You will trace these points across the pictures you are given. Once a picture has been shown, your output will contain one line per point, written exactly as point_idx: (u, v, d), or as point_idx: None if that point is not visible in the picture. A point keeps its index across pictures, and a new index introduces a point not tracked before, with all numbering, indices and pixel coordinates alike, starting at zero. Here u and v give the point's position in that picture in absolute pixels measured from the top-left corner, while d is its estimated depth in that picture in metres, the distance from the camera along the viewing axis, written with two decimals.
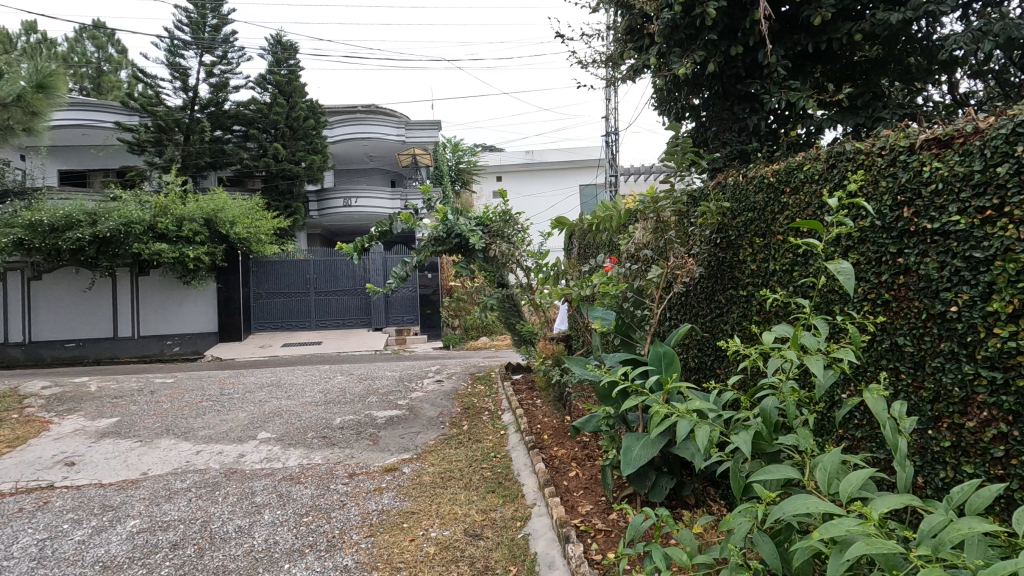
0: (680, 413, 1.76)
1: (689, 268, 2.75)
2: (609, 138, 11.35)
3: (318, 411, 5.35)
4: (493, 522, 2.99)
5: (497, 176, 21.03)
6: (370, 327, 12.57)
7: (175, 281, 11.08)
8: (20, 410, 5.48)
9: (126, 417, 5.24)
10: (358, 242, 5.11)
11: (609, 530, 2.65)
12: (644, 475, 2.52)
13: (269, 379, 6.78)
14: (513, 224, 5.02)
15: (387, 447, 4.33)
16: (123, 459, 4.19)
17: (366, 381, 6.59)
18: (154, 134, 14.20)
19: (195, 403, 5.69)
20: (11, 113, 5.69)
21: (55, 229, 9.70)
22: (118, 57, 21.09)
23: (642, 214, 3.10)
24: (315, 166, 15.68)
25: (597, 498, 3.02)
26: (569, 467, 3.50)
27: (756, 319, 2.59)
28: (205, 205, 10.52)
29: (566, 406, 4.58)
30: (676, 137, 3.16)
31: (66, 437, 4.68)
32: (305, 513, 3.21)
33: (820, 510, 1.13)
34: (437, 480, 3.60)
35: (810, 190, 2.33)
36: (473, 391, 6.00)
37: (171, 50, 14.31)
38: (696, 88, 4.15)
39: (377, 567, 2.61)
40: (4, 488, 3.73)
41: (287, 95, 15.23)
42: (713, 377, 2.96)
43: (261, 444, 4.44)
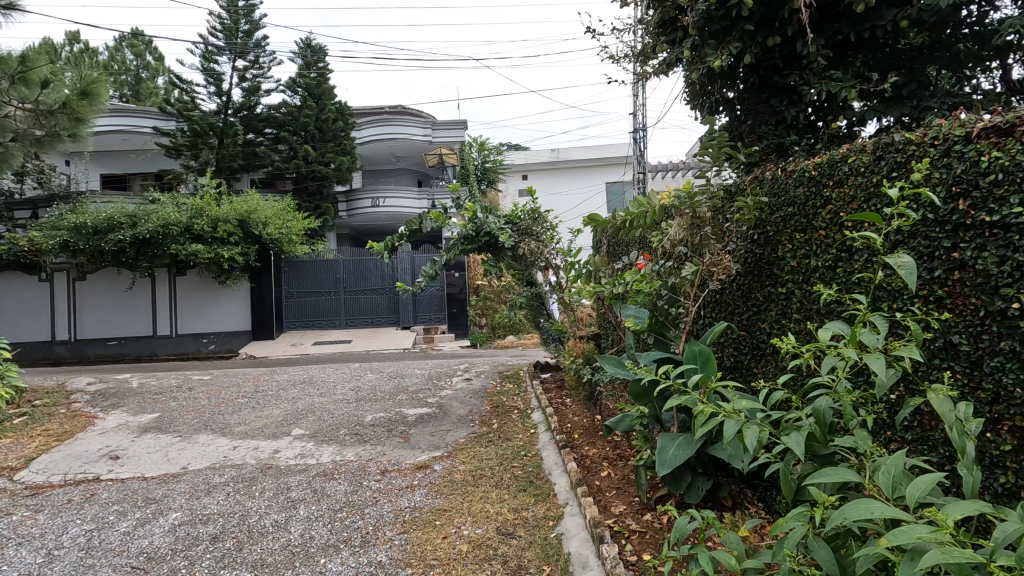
0: (726, 413, 1.71)
1: (726, 265, 2.68)
2: (637, 135, 11.22)
3: (350, 408, 5.43)
4: (525, 522, 2.97)
5: (522, 175, 21.04)
6: (399, 325, 12.71)
7: (210, 282, 11.38)
8: (67, 404, 5.71)
9: (167, 412, 5.40)
10: (389, 240, 5.11)
11: (644, 531, 2.61)
12: (679, 476, 2.48)
13: (302, 377, 6.90)
14: (542, 222, 5.01)
15: (418, 445, 4.36)
16: (164, 454, 4.31)
17: (396, 379, 6.65)
18: (190, 138, 14.61)
19: (231, 400, 5.83)
20: (58, 121, 5.92)
21: (98, 230, 10.09)
22: (156, 64, 21.85)
23: (677, 209, 3.03)
24: (344, 167, 15.94)
25: (630, 498, 2.98)
26: (601, 466, 3.47)
27: (796, 317, 2.52)
28: (239, 206, 10.77)
29: (596, 405, 4.53)
30: (711, 131, 3.08)
31: (111, 431, 4.84)
32: (339, 508, 3.25)
33: (886, 515, 1.08)
34: (468, 478, 3.61)
35: (854, 183, 2.25)
36: (501, 390, 5.99)
37: (206, 56, 14.73)
38: (730, 80, 4.06)
39: (411, 563, 2.62)
40: (54, 480, 3.88)
41: (317, 98, 15.50)
42: (750, 377, 2.90)
43: (295, 441, 4.52)
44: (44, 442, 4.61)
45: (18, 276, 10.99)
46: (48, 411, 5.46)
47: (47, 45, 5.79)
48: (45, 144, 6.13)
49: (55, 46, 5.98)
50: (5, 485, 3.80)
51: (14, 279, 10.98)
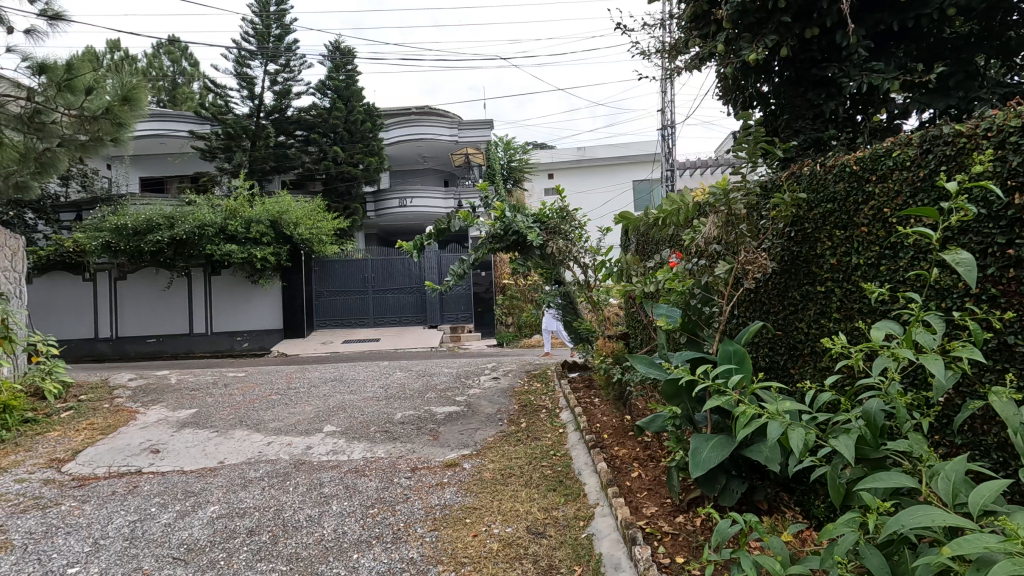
0: (771, 415, 1.68)
1: (762, 264, 2.62)
2: (665, 132, 11.07)
3: (380, 405, 5.50)
4: (556, 521, 2.96)
5: (549, 174, 21.02)
6: (426, 324, 12.81)
7: (244, 281, 11.68)
8: (110, 399, 5.91)
9: (204, 408, 5.55)
10: (417, 239, 5.12)
11: (677, 533, 2.57)
12: (713, 478, 2.43)
13: (333, 374, 7.02)
14: (571, 221, 5.00)
15: (447, 443, 4.38)
16: (202, 449, 4.43)
17: (425, 377, 6.71)
18: (224, 141, 15.00)
19: (264, 396, 5.96)
20: (102, 127, 6.12)
21: (137, 232, 10.44)
22: (191, 70, 22.49)
23: (712, 206, 2.95)
24: (372, 167, 16.16)
25: (662, 500, 2.94)
26: (631, 467, 3.44)
27: (836, 317, 2.46)
28: (271, 208, 11.02)
29: (626, 406, 4.49)
30: (748, 126, 2.98)
31: (151, 426, 4.99)
32: (371, 505, 3.28)
33: (949, 524, 1.04)
34: (498, 477, 3.62)
35: (899, 178, 2.18)
36: (530, 389, 5.97)
37: (239, 61, 15.09)
38: (765, 73, 3.96)
39: (442, 561, 2.63)
40: (99, 472, 4.02)
41: (345, 100, 15.77)
42: (786, 378, 2.82)
43: (327, 437, 4.60)
44: (89, 435, 4.79)
45: (64, 276, 11.43)
46: (93, 406, 5.68)
47: (90, 53, 6.00)
48: (89, 149, 6.36)
49: (98, 53, 6.19)
50: (54, 476, 3.96)
51: (60, 279, 11.42)
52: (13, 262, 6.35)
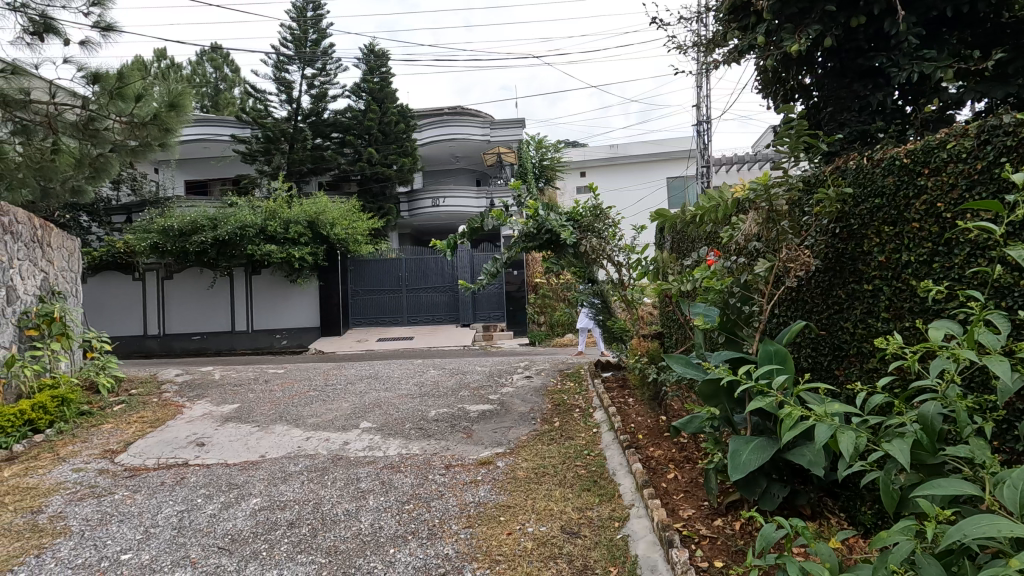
0: (818, 417, 1.64)
1: (805, 261, 2.53)
2: (701, 128, 10.85)
3: (414, 403, 5.57)
4: (590, 521, 2.94)
5: (581, 172, 20.89)
6: (459, 323, 12.88)
7: (283, 280, 12.01)
8: (159, 393, 6.17)
9: (246, 403, 5.73)
10: (451, 238, 5.13)
11: (715, 537, 2.52)
12: (753, 482, 2.37)
13: (368, 371, 7.15)
14: (604, 219, 4.95)
15: (481, 441, 4.39)
16: (245, 442, 4.57)
17: (459, 375, 6.76)
18: (263, 145, 15.47)
19: (303, 392, 6.11)
20: (150, 132, 6.39)
21: (183, 233, 10.84)
22: (233, 76, 23.25)
23: (752, 202, 2.85)
24: (405, 168, 16.37)
25: (699, 502, 2.89)
26: (667, 468, 3.38)
27: (884, 316, 2.36)
28: (308, 208, 11.29)
29: (661, 406, 4.43)
30: (790, 118, 2.87)
31: (197, 420, 5.19)
32: (406, 501, 3.33)
33: (1013, 534, 0.99)
34: (531, 475, 3.61)
35: (954, 170, 2.09)
36: (563, 388, 5.96)
37: (278, 66, 15.51)
38: (808, 65, 3.84)
39: (477, 558, 2.65)
40: (150, 463, 4.20)
41: (380, 102, 16.02)
42: (831, 379, 2.72)
43: (363, 433, 4.69)
44: (140, 427, 5.00)
45: (116, 276, 11.99)
46: (143, 399, 5.93)
47: (139, 62, 6.25)
48: (138, 153, 6.65)
49: (147, 62, 6.45)
50: (108, 466, 4.15)
51: (112, 279, 11.98)
52: (70, 263, 6.68)
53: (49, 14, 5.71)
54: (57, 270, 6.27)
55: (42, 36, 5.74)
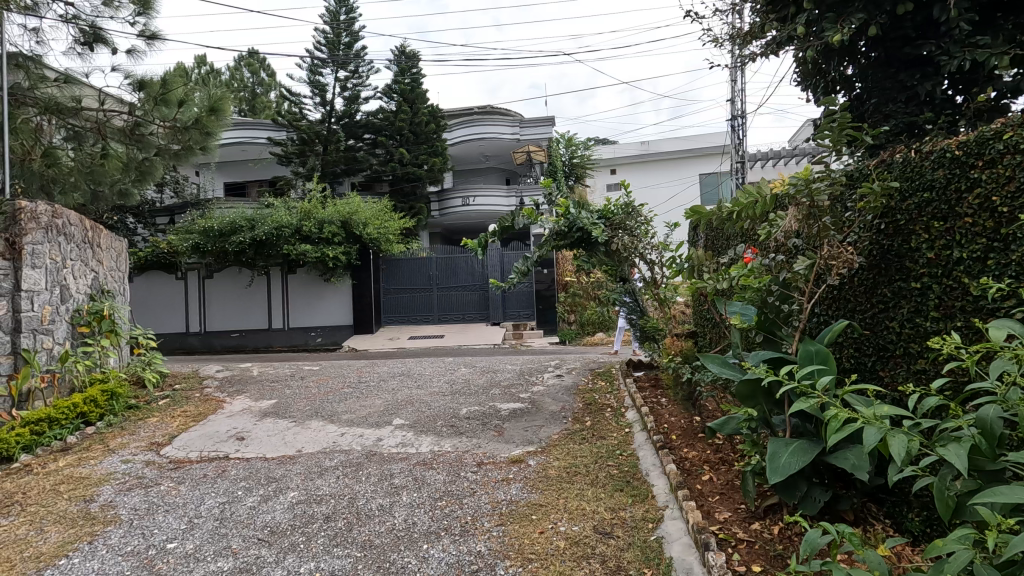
0: (867, 420, 1.60)
1: (848, 258, 2.45)
2: (735, 122, 10.61)
3: (446, 400, 5.62)
4: (623, 522, 2.91)
5: (611, 169, 20.68)
6: (489, 321, 12.90)
7: (318, 279, 12.28)
8: (201, 389, 6.38)
9: (283, 399, 5.88)
10: (482, 237, 5.13)
11: (753, 541, 2.46)
12: (793, 485, 2.31)
13: (400, 369, 7.24)
14: (636, 216, 4.91)
15: (512, 439, 4.40)
16: (283, 437, 4.69)
17: (489, 373, 6.78)
18: (298, 146, 15.84)
19: (337, 389, 6.24)
20: (192, 136, 6.63)
21: (222, 233, 11.20)
22: (269, 80, 23.87)
23: (792, 197, 2.76)
24: (436, 168, 16.52)
25: (735, 505, 2.82)
26: (703, 470, 3.32)
27: (934, 315, 2.27)
28: (342, 208, 11.51)
29: (695, 407, 4.36)
30: (833, 110, 2.76)
31: (237, 414, 5.35)
32: (439, 497, 3.36)
33: None
34: (563, 475, 3.60)
35: (1012, 162, 2.00)
36: (594, 388, 5.92)
37: (312, 69, 15.85)
38: (850, 55, 3.71)
39: (509, 556, 2.65)
40: (193, 456, 4.36)
41: (410, 102, 16.20)
42: (875, 381, 2.62)
43: (396, 430, 4.75)
44: (184, 421, 5.18)
45: (160, 275, 12.45)
46: (187, 394, 6.15)
47: (181, 69, 6.48)
48: (181, 158, 6.82)
49: (188, 68, 6.67)
50: (155, 458, 4.32)
51: (157, 278, 12.45)
52: (118, 263, 6.98)
53: (97, 24, 5.96)
54: (106, 270, 6.55)
55: (92, 46, 6.01)
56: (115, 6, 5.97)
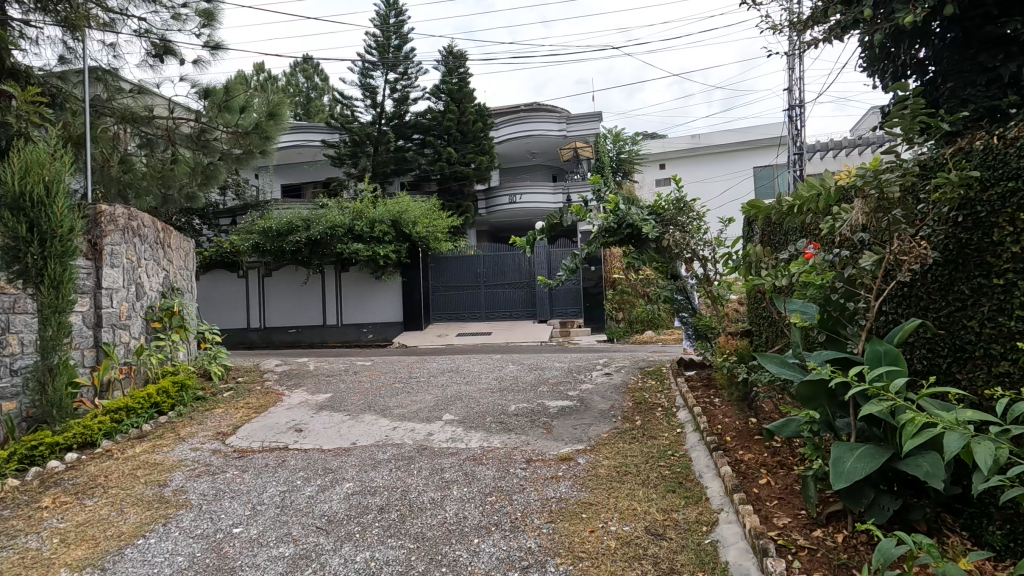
0: (948, 426, 1.55)
1: (921, 253, 2.29)
2: (793, 112, 10.16)
3: (494, 397, 5.66)
4: (676, 524, 2.85)
5: (660, 164, 20.26)
6: (536, 318, 12.86)
7: (369, 277, 12.63)
8: (262, 382, 6.69)
9: (338, 393, 6.08)
10: (530, 235, 5.11)
11: (815, 549, 2.36)
12: (859, 492, 2.21)
13: (449, 365, 7.35)
14: (688, 212, 4.80)
15: (561, 436, 4.40)
16: (338, 430, 4.86)
17: (537, 370, 6.79)
18: (351, 148, 16.33)
19: (389, 384, 6.39)
20: (252, 141, 6.97)
21: (280, 233, 11.69)
22: (322, 85, 24.75)
23: (859, 190, 2.61)
24: (483, 166, 16.65)
25: (795, 511, 2.71)
26: (759, 473, 3.21)
27: (1019, 315, 2.12)
28: (392, 208, 11.78)
29: (751, 408, 4.23)
30: (905, 96, 2.60)
31: (296, 407, 5.57)
32: (489, 493, 3.39)
33: None
34: (613, 474, 3.56)
35: None
36: (644, 386, 5.81)
37: (363, 73, 16.28)
38: (923, 37, 3.48)
39: (559, 554, 2.65)
40: (255, 445, 4.57)
41: (458, 102, 16.37)
42: (950, 383, 2.45)
43: (446, 425, 4.83)
44: (246, 413, 5.44)
45: (223, 273, 13.11)
46: (249, 387, 6.46)
47: (241, 77, 6.81)
48: (242, 161, 7.21)
49: (247, 76, 7.00)
50: (221, 447, 4.56)
51: (221, 277, 13.11)
52: (186, 262, 7.39)
53: (166, 37, 6.32)
54: (176, 269, 6.96)
55: (162, 58, 6.37)
56: (182, 19, 6.30)
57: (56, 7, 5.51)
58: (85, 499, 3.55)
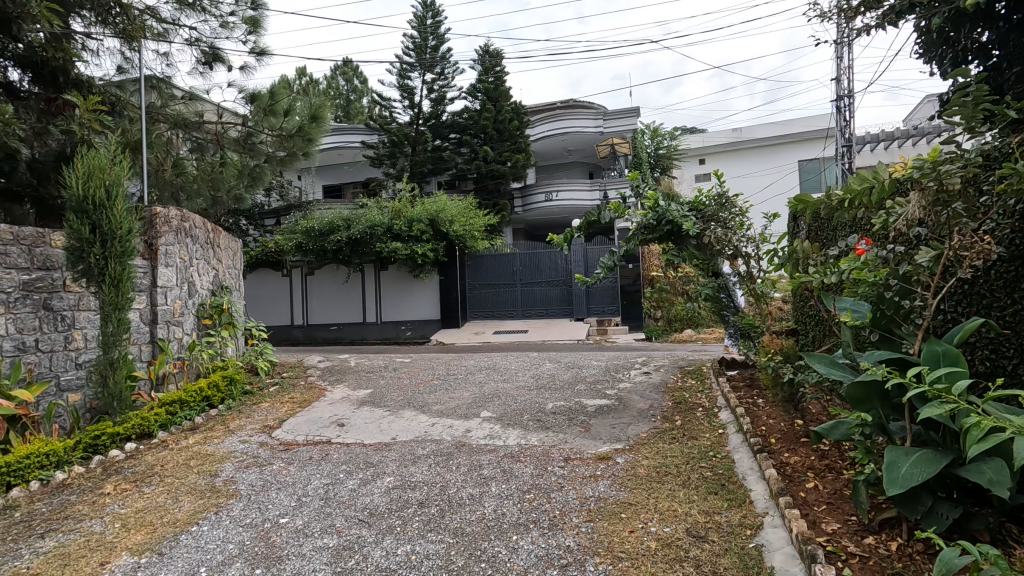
0: (1019, 431, 1.50)
1: (985, 249, 2.16)
2: (841, 103, 9.79)
3: (532, 395, 5.66)
4: (718, 526, 2.79)
5: (700, 159, 19.85)
6: (573, 317, 12.80)
7: (408, 276, 12.83)
8: (306, 377, 6.90)
9: (378, 389, 6.21)
10: (567, 232, 5.07)
11: (867, 556, 2.27)
12: (916, 499, 2.11)
13: (487, 363, 7.39)
14: (730, 207, 4.67)
15: (599, 435, 4.37)
16: (379, 425, 4.96)
17: (574, 369, 6.75)
18: (389, 149, 16.62)
19: (428, 381, 6.48)
20: (296, 143, 7.21)
21: (322, 233, 12.00)
22: (361, 86, 25.30)
23: (917, 182, 2.49)
24: (519, 164, 16.66)
25: (845, 517, 2.61)
26: (806, 477, 3.11)
27: None
28: (429, 207, 11.93)
29: (798, 409, 4.09)
30: (967, 82, 2.46)
31: (338, 402, 5.72)
32: (527, 490, 3.40)
33: None
34: (653, 474, 3.51)
35: None
36: (684, 386, 5.70)
37: (401, 74, 16.53)
38: (986, 20, 3.29)
39: (598, 553, 2.63)
40: (299, 439, 4.71)
41: (494, 101, 16.39)
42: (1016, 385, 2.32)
43: (484, 422, 4.86)
44: (291, 407, 5.61)
45: (269, 272, 13.56)
46: (293, 382, 6.67)
47: (285, 81, 7.05)
48: (286, 163, 7.47)
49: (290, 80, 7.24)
50: (267, 439, 4.71)
51: (267, 275, 13.56)
52: (234, 261, 7.67)
53: (215, 45, 6.57)
54: (224, 268, 7.24)
55: (212, 65, 6.63)
56: (230, 27, 6.53)
57: (115, 19, 5.80)
58: (143, 487, 3.73)
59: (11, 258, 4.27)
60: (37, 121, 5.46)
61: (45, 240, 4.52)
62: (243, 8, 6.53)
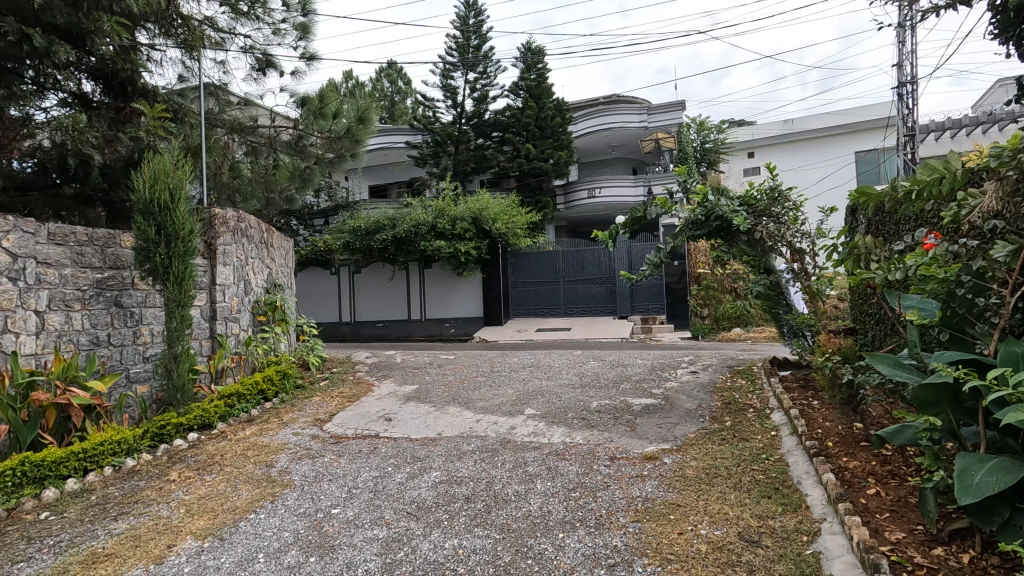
0: None
1: None
2: (904, 90, 9.27)
3: (576, 393, 5.63)
4: (772, 531, 2.70)
5: (749, 152, 19.19)
6: (616, 315, 12.63)
7: (452, 274, 13.00)
8: (354, 372, 7.09)
9: (424, 385, 6.31)
10: (612, 228, 4.99)
11: (936, 568, 2.15)
12: (992, 509, 1.99)
13: (530, 361, 7.38)
14: (784, 202, 4.51)
15: (645, 435, 4.29)
16: (425, 420, 5.04)
17: (619, 367, 6.66)
18: (433, 149, 16.85)
19: (472, 378, 6.54)
20: (344, 144, 7.43)
21: (368, 231, 12.27)
22: (405, 88, 25.76)
23: (995, 171, 2.32)
24: (561, 161, 16.54)
25: (911, 526, 2.48)
26: (867, 483, 2.96)
27: None
28: (473, 205, 12.03)
29: (857, 412, 3.91)
30: None
31: (385, 397, 5.84)
32: (573, 488, 3.38)
33: None
34: (702, 476, 3.43)
35: None
36: (733, 386, 5.53)
37: (444, 74, 16.71)
38: None
39: (647, 554, 2.59)
40: (349, 432, 4.84)
41: (536, 98, 16.33)
42: None
43: (528, 419, 4.87)
44: (341, 401, 5.78)
45: (319, 271, 14.01)
46: (342, 377, 6.87)
47: (333, 84, 7.26)
48: (335, 164, 7.70)
49: (337, 83, 7.46)
50: (320, 432, 4.87)
51: (317, 274, 14.02)
52: (286, 260, 7.95)
53: (268, 51, 6.82)
54: (277, 266, 7.50)
55: (265, 71, 6.88)
56: (282, 33, 6.76)
57: (177, 30, 6.16)
58: (206, 475, 3.92)
59: (86, 258, 4.56)
60: (109, 129, 5.81)
61: (116, 240, 4.80)
62: (294, 14, 6.75)
